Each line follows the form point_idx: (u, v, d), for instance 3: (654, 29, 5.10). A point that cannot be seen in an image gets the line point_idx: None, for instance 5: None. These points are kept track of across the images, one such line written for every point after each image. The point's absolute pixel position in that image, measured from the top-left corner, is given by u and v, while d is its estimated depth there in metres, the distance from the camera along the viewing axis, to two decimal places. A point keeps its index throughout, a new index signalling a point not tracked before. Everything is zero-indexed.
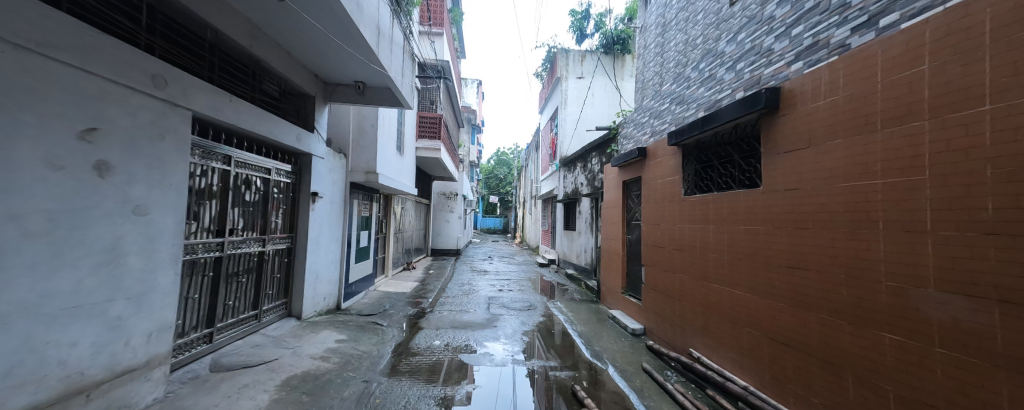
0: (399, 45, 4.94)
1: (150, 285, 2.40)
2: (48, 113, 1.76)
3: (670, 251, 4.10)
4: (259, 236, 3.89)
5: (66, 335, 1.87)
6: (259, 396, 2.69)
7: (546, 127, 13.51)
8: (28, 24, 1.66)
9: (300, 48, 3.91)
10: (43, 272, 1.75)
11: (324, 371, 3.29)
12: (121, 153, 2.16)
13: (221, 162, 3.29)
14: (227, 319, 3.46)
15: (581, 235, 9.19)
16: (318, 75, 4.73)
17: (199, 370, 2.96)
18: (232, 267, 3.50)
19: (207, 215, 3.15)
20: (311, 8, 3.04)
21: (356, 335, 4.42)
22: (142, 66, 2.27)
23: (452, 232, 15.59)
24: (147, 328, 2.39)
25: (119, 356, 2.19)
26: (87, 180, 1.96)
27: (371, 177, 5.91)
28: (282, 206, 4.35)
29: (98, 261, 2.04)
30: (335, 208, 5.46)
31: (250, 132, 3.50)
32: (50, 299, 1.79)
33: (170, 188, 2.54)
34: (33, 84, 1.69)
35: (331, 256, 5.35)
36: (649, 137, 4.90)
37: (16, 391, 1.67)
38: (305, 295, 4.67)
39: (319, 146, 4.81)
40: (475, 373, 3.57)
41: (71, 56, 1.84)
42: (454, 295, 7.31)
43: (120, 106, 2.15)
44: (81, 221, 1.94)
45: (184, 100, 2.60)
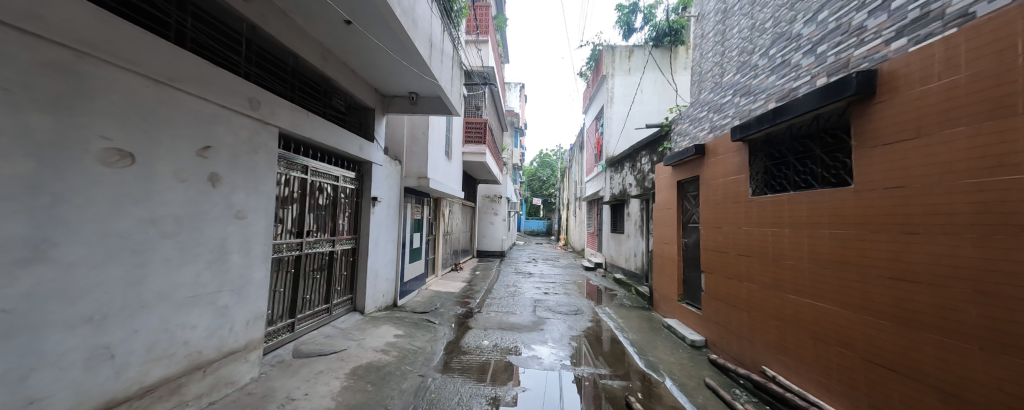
0: (449, 56, 5.18)
1: (248, 279, 2.79)
2: (177, 135, 2.15)
3: (735, 257, 3.73)
4: (329, 237, 4.32)
5: (188, 319, 2.25)
6: (332, 383, 2.98)
7: (591, 127, 13.16)
8: (165, 63, 2.04)
9: (363, 65, 4.28)
10: (173, 266, 2.14)
11: (385, 363, 3.54)
12: (228, 166, 2.55)
13: (299, 171, 3.72)
14: (304, 311, 3.89)
15: (631, 238, 8.79)
16: (378, 89, 5.13)
17: (284, 355, 3.36)
18: (309, 265, 3.93)
19: (288, 218, 3.58)
20: (373, 29, 3.32)
21: (411, 331, 4.70)
22: (243, 92, 2.66)
23: (497, 234, 15.88)
24: (246, 316, 2.77)
25: (226, 339, 2.58)
26: (204, 189, 2.35)
27: (422, 181, 6.27)
28: (349, 210, 4.78)
29: (211, 257, 2.42)
30: (391, 212, 5.87)
31: (322, 144, 3.91)
32: (178, 289, 2.17)
33: (263, 195, 2.92)
34: (166, 112, 2.07)
35: (388, 256, 5.75)
36: (707, 133, 4.54)
37: (155, 363, 2.05)
38: (367, 292, 5.07)
39: (378, 154, 5.21)
40: (521, 375, 3.60)
41: (192, 86, 2.21)
42: (500, 296, 7.48)
43: (227, 126, 2.54)
44: (200, 223, 2.33)
45: (273, 119, 2.99)
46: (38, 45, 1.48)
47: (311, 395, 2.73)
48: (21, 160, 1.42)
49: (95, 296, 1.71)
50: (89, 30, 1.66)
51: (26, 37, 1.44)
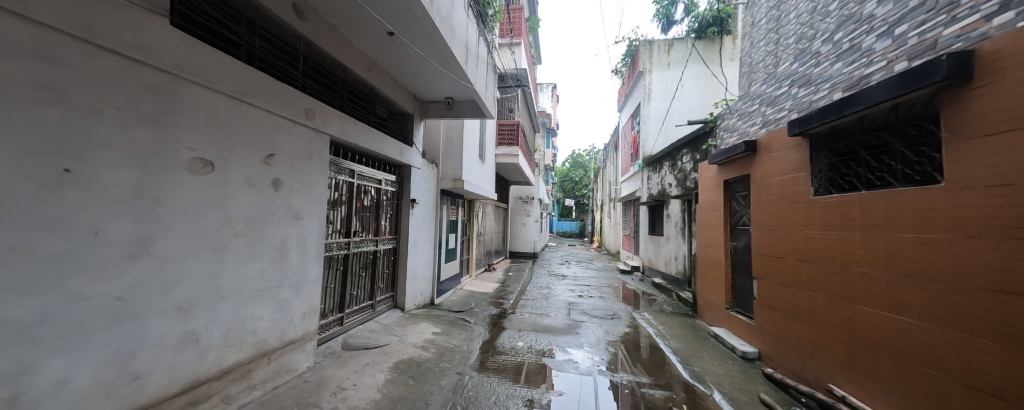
0: (483, 60, 5.27)
1: (305, 275, 3.03)
2: (247, 145, 2.39)
3: (793, 262, 3.43)
4: (373, 237, 4.57)
5: (256, 310, 2.49)
6: (378, 375, 3.14)
7: (626, 126, 12.72)
8: (238, 80, 2.29)
9: (403, 73, 4.49)
10: (245, 262, 2.38)
11: (425, 359, 3.67)
12: (288, 172, 2.79)
13: (346, 175, 3.98)
14: (352, 306, 4.14)
15: (671, 241, 8.37)
16: (417, 95, 5.35)
17: (334, 347, 3.61)
18: (355, 264, 4.18)
19: (337, 219, 3.84)
20: (413, 38, 3.46)
21: (448, 329, 4.83)
22: (300, 104, 2.90)
23: (529, 235, 15.88)
24: (303, 309, 3.01)
25: (287, 329, 2.82)
26: (268, 193, 2.59)
27: (457, 183, 6.44)
28: (390, 211, 5.01)
29: (274, 255, 2.66)
30: (429, 213, 6.08)
31: (367, 150, 4.15)
32: (248, 282, 2.42)
33: (317, 198, 3.17)
34: (239, 124, 2.32)
35: (426, 256, 5.96)
36: (759, 128, 4.21)
37: (230, 349, 2.30)
38: (407, 290, 5.29)
39: (416, 158, 5.42)
40: (555, 378, 3.55)
41: (258, 100, 2.46)
42: (534, 297, 7.47)
43: (287, 136, 2.79)
44: (265, 224, 2.57)
45: (325, 127, 3.23)
46: (140, 70, 1.72)
47: (359, 385, 2.90)
48: (127, 169, 1.67)
49: (183, 287, 1.96)
50: (179, 55, 1.90)
51: (131, 64, 1.68)
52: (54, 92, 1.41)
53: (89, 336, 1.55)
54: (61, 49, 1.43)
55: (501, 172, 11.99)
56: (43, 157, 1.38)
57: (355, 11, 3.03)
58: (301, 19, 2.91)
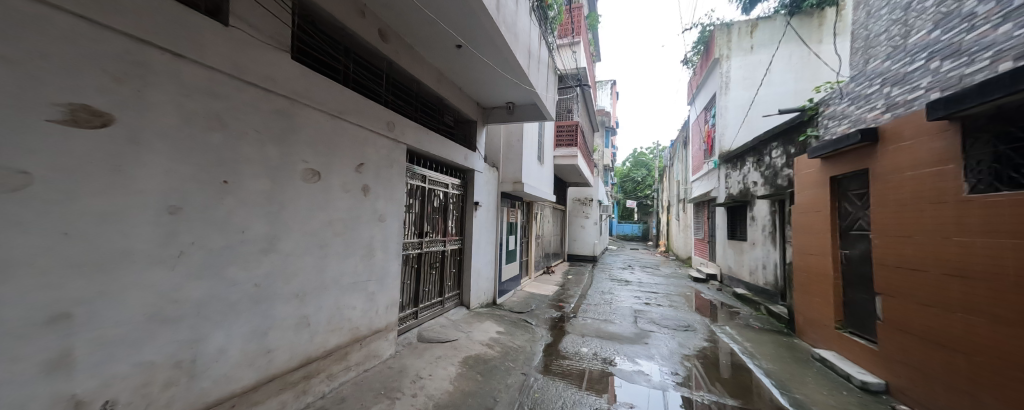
0: (545, 63, 5.28)
1: (388, 271, 3.36)
2: (344, 156, 2.75)
3: (936, 277, 2.77)
4: (441, 237, 4.88)
5: (351, 301, 2.84)
6: (450, 368, 3.34)
7: (699, 120, 11.59)
8: (338, 101, 2.65)
9: (469, 82, 4.71)
10: (342, 258, 2.74)
11: (491, 357, 3.79)
12: (374, 178, 3.13)
13: (418, 180, 4.31)
14: (424, 302, 4.46)
15: (758, 247, 7.36)
16: (480, 103, 5.56)
17: (410, 338, 3.93)
18: (427, 262, 4.50)
19: (411, 221, 4.19)
20: (479, 48, 3.62)
21: (511, 330, 4.92)
22: (383, 117, 3.23)
23: (588, 238, 15.41)
24: (387, 302, 3.34)
25: (375, 318, 3.17)
26: (359, 198, 2.94)
27: (517, 186, 6.53)
28: (456, 213, 5.29)
29: (364, 252, 3.02)
30: (490, 215, 6.27)
31: (437, 156, 4.45)
32: (345, 276, 2.78)
33: (399, 202, 3.49)
34: (338, 138, 2.67)
35: (488, 256, 6.15)
36: (883, 113, 3.50)
37: (332, 332, 2.66)
38: (472, 289, 5.52)
39: (479, 163, 5.63)
40: (617, 388, 3.37)
41: (352, 116, 2.81)
42: (597, 303, 7.21)
43: (374, 147, 3.12)
44: (357, 226, 2.91)
45: (403, 138, 3.55)
46: (270, 98, 2.10)
47: (434, 376, 3.11)
48: (261, 180, 2.05)
49: (299, 278, 2.33)
50: (296, 83, 2.27)
51: (265, 94, 2.07)
52: (218, 121, 1.80)
53: (240, 313, 1.94)
54: (219, 85, 1.81)
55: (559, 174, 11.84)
56: (210, 172, 1.77)
57: (429, 28, 3.28)
58: (385, 41, 3.26)
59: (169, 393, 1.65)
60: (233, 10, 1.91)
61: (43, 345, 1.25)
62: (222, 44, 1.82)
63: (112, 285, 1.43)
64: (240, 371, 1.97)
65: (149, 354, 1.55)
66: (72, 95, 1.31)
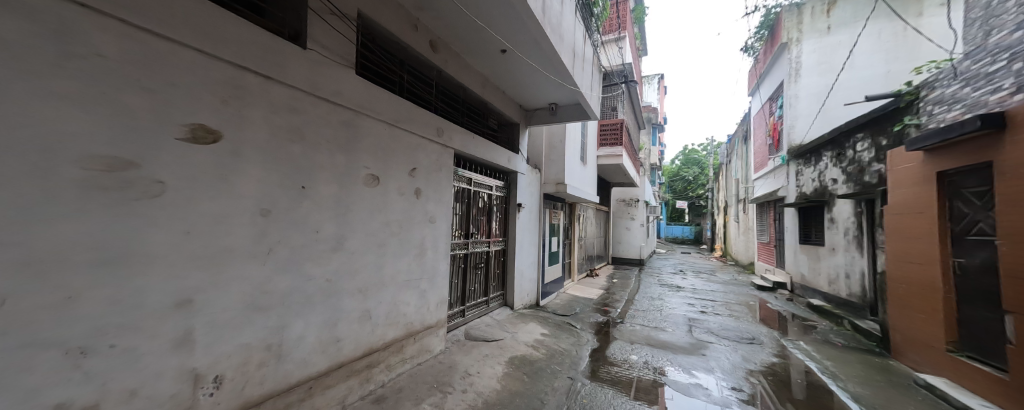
0: (589, 61, 5.17)
1: (437, 271, 3.50)
2: (399, 161, 2.93)
3: None
4: (486, 238, 4.98)
5: (406, 297, 3.03)
6: (497, 367, 3.39)
7: (762, 112, 10.51)
8: (394, 110, 2.83)
9: (512, 85, 4.76)
10: (398, 256, 2.93)
11: (536, 359, 3.79)
12: (426, 182, 3.30)
13: (464, 183, 4.45)
14: (470, 301, 4.59)
15: (840, 253, 6.47)
16: (522, 105, 5.59)
17: (458, 336, 4.07)
18: (472, 262, 4.63)
19: (458, 222, 4.34)
20: (522, 51, 3.65)
21: (556, 332, 4.87)
22: (433, 123, 3.40)
23: (634, 241, 14.74)
24: (437, 300, 3.49)
25: (427, 315, 3.33)
26: (412, 200, 3.12)
27: (560, 187, 6.45)
28: (499, 215, 5.36)
29: (417, 252, 3.19)
30: (533, 217, 6.26)
31: (482, 159, 4.56)
32: (400, 274, 2.97)
33: (447, 203, 3.64)
34: (393, 145, 2.86)
35: (530, 258, 6.16)
36: (1013, 93, 2.90)
37: (390, 326, 2.85)
38: (516, 290, 5.56)
39: (522, 165, 5.65)
40: (668, 401, 3.16)
41: (406, 124, 2.99)
42: (646, 309, 6.86)
43: (425, 152, 3.29)
44: (410, 226, 3.09)
45: (451, 142, 3.70)
46: (338, 110, 2.32)
47: (481, 374, 3.19)
48: (331, 185, 2.27)
49: (362, 275, 2.53)
50: (360, 96, 2.49)
51: (334, 107, 2.29)
52: (297, 133, 2.04)
53: (315, 304, 2.17)
54: (298, 102, 2.05)
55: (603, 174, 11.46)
56: (291, 179, 2.01)
57: (476, 34, 3.38)
58: (435, 51, 3.43)
59: (261, 372, 1.89)
60: (311, 34, 2.16)
61: (172, 325, 1.52)
62: (301, 65, 2.06)
63: (220, 277, 1.68)
64: (315, 357, 2.19)
65: (246, 338, 1.80)
66: (192, 116, 1.57)
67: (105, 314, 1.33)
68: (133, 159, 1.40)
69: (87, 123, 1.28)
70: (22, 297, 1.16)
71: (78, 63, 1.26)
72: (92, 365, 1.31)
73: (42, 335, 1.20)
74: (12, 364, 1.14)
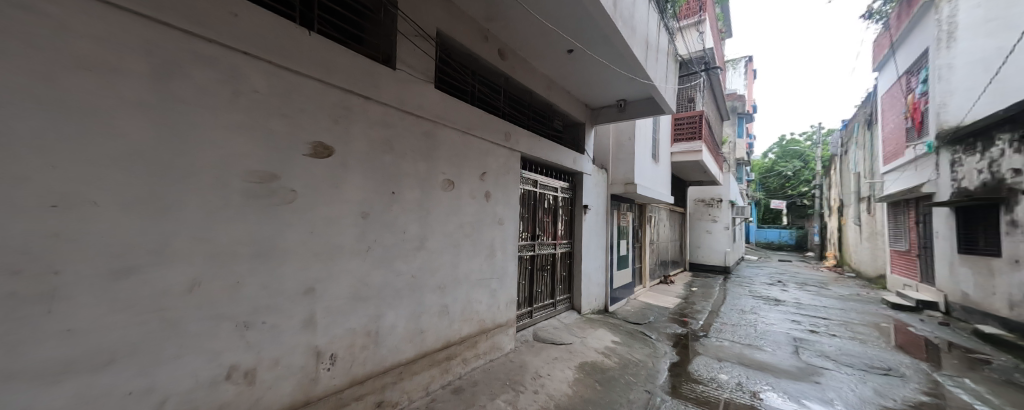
0: (664, 51, 4.80)
1: (506, 271, 3.60)
2: (471, 166, 3.10)
3: None
4: (552, 240, 4.95)
5: (478, 296, 3.18)
6: (567, 372, 3.34)
7: (895, 89, 8.52)
8: (466, 118, 3.01)
9: (578, 85, 4.67)
10: (471, 256, 3.10)
11: (609, 367, 3.64)
12: (495, 185, 3.43)
13: (530, 185, 4.50)
14: (537, 302, 4.62)
15: None
16: (588, 104, 5.44)
17: (527, 336, 4.12)
18: (539, 264, 4.66)
19: (524, 224, 4.41)
20: (590, 48, 3.55)
21: (629, 341, 4.60)
22: (501, 129, 3.51)
23: (717, 245, 13.19)
24: (506, 299, 3.60)
25: (497, 313, 3.45)
26: (482, 203, 3.26)
27: (629, 187, 6.10)
28: (565, 216, 5.27)
29: (488, 252, 3.33)
30: (600, 218, 6.03)
31: (548, 161, 4.57)
32: (474, 273, 3.13)
33: (515, 205, 3.72)
34: (466, 151, 3.03)
35: (598, 261, 5.93)
36: None
37: (466, 322, 3.03)
38: (583, 294, 5.41)
39: (588, 165, 5.50)
40: None
41: (477, 130, 3.14)
42: (735, 323, 6.08)
43: (494, 156, 3.42)
44: (481, 228, 3.23)
45: (518, 146, 3.77)
46: (420, 122, 2.55)
47: (552, 376, 3.18)
48: (415, 190, 2.51)
49: (441, 273, 2.74)
50: (438, 107, 2.70)
51: (417, 119, 2.53)
52: (388, 145, 2.30)
53: (403, 298, 2.41)
54: (389, 117, 2.31)
55: (678, 172, 10.50)
56: (384, 185, 2.27)
57: (542, 37, 3.40)
58: (502, 59, 3.54)
59: (364, 354, 2.16)
60: (400, 57, 2.43)
61: (302, 308, 1.83)
62: (391, 84, 2.32)
63: (333, 270, 1.98)
64: (404, 346, 2.44)
65: (352, 323, 2.09)
66: (313, 136, 1.89)
67: (259, 296, 1.67)
68: (276, 173, 1.73)
69: (248, 145, 1.63)
70: (210, 281, 1.51)
71: (242, 100, 1.61)
72: (251, 337, 1.65)
73: (223, 311, 1.55)
74: (206, 331, 1.50)
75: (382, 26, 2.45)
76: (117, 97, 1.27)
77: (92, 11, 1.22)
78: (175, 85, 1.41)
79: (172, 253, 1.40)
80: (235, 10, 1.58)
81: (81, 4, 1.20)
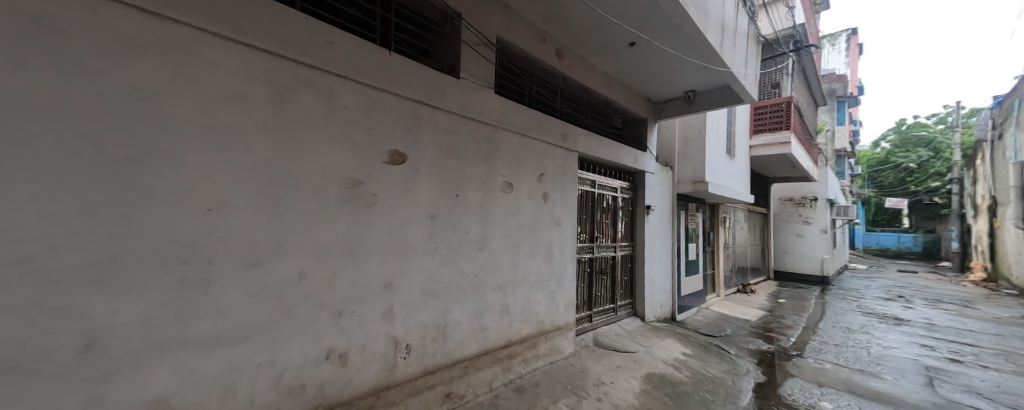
0: (743, 34, 4.29)
1: (564, 273, 3.55)
2: (529, 168, 3.13)
3: None
4: (612, 243, 4.76)
5: (537, 297, 3.18)
6: (633, 381, 3.18)
7: None
8: (524, 120, 3.04)
9: (640, 79, 4.42)
10: (529, 256, 3.12)
11: (680, 381, 3.36)
12: (552, 186, 3.41)
13: (588, 185, 4.37)
14: (597, 307, 4.46)
15: None
16: (651, 98, 5.12)
17: (587, 341, 4.02)
18: (598, 267, 4.51)
19: (583, 225, 4.31)
20: (656, 38, 3.33)
21: (702, 354, 4.21)
22: (559, 129, 3.48)
23: (811, 251, 11.41)
24: (565, 302, 3.54)
25: (556, 315, 3.42)
26: (540, 204, 3.26)
27: (699, 186, 5.58)
28: (625, 218, 5.02)
29: (546, 254, 3.32)
30: (665, 220, 5.62)
31: (607, 161, 4.40)
32: (533, 274, 3.15)
33: (573, 206, 3.66)
34: (524, 154, 3.07)
35: (663, 266, 5.53)
36: None
37: (525, 322, 3.06)
38: (647, 300, 5.09)
39: (651, 163, 5.17)
40: None
41: (536, 132, 3.17)
42: (839, 343, 5.16)
43: (551, 158, 3.40)
44: (539, 230, 3.23)
45: (576, 146, 3.71)
46: (482, 127, 2.66)
47: (616, 385, 3.05)
48: (478, 192, 2.62)
49: (502, 272, 2.81)
50: (498, 112, 2.78)
51: (479, 124, 2.63)
52: (453, 150, 2.44)
53: (467, 295, 2.53)
54: (454, 124, 2.45)
55: (758, 168, 9.30)
56: (450, 188, 2.41)
57: (602, 33, 3.30)
58: (560, 59, 3.52)
59: (434, 346, 2.32)
60: (463, 66, 2.56)
61: (382, 301, 2.03)
62: (455, 93, 2.45)
63: (407, 267, 2.16)
64: (469, 341, 2.55)
65: (424, 317, 2.25)
66: (391, 144, 2.08)
67: (349, 288, 1.89)
68: (362, 179, 1.95)
69: (340, 155, 1.86)
70: (314, 273, 1.75)
71: (336, 116, 1.84)
72: (344, 323, 1.87)
73: (323, 300, 1.79)
74: (310, 317, 1.74)
75: (449, 38, 2.60)
76: (248, 120, 1.55)
77: (232, 51, 1.50)
78: (288, 107, 1.67)
79: (287, 248, 1.66)
80: (331, 38, 1.81)
81: (224, 47, 1.48)
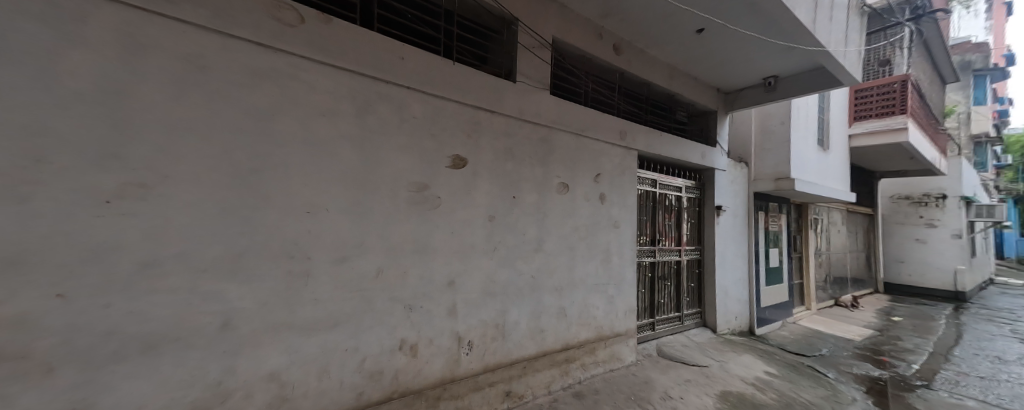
0: (843, 5, 3.68)
1: (623, 277, 3.39)
2: (585, 168, 3.05)
3: None
4: (676, 246, 4.42)
5: (594, 301, 3.09)
6: (705, 398, 2.91)
7: None
8: (580, 120, 2.98)
9: (710, 68, 4.04)
10: (586, 258, 3.04)
11: (763, 403, 2.99)
12: (610, 187, 3.28)
13: (649, 185, 4.12)
14: (660, 314, 4.18)
15: None
16: (721, 88, 4.66)
17: (650, 350, 3.79)
18: (661, 272, 4.22)
19: (644, 227, 4.07)
20: (730, 22, 3.02)
21: (791, 375, 3.68)
22: (617, 127, 3.34)
23: (938, 261, 9.32)
24: (625, 307, 3.38)
25: (616, 320, 3.28)
26: (597, 205, 3.16)
27: (783, 183, 4.91)
28: (691, 219, 4.63)
29: (604, 256, 3.20)
30: (739, 222, 5.05)
31: (671, 158, 4.11)
32: (590, 276, 3.06)
33: (632, 207, 3.49)
34: (580, 154, 3.01)
35: (738, 273, 4.98)
36: None
37: (583, 326, 2.99)
38: (718, 310, 4.62)
39: (721, 159, 4.70)
40: None
41: (592, 132, 3.08)
42: (985, 376, 4.12)
43: (609, 157, 3.28)
44: (596, 232, 3.14)
45: (635, 144, 3.53)
46: (537, 129, 2.67)
47: (686, 401, 2.82)
48: (534, 194, 2.63)
49: (558, 274, 2.79)
50: (554, 113, 2.77)
51: (534, 126, 2.65)
52: (509, 153, 2.48)
53: (525, 296, 2.55)
54: (510, 127, 2.49)
55: (861, 160, 7.88)
56: (507, 191, 2.47)
57: (664, 22, 3.09)
58: (618, 54, 3.37)
59: (494, 344, 2.38)
60: (519, 70, 2.60)
61: (446, 298, 2.15)
62: (511, 97, 2.49)
63: (468, 266, 2.25)
64: (526, 342, 2.57)
65: (484, 315, 2.32)
66: (453, 150, 2.20)
67: (418, 284, 2.03)
68: (428, 183, 2.09)
69: (409, 161, 2.01)
70: (388, 269, 1.92)
71: (406, 125, 2.00)
72: (414, 317, 2.01)
73: (396, 294, 1.94)
74: (386, 309, 1.91)
75: (506, 44, 2.66)
76: (336, 133, 1.76)
77: (323, 73, 1.72)
78: (366, 119, 1.85)
79: (366, 247, 1.84)
80: (402, 54, 1.98)
81: (318, 70, 1.70)
